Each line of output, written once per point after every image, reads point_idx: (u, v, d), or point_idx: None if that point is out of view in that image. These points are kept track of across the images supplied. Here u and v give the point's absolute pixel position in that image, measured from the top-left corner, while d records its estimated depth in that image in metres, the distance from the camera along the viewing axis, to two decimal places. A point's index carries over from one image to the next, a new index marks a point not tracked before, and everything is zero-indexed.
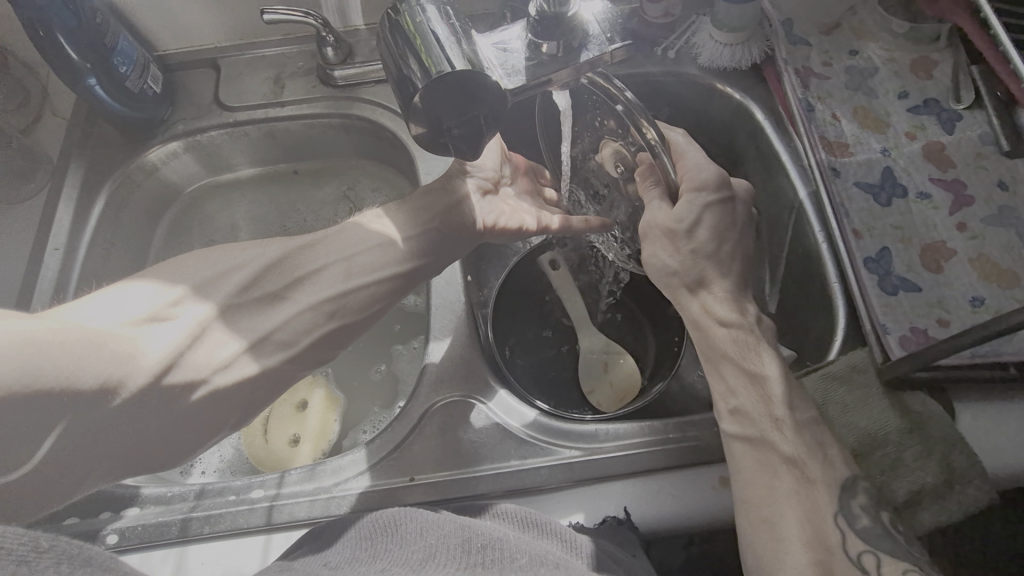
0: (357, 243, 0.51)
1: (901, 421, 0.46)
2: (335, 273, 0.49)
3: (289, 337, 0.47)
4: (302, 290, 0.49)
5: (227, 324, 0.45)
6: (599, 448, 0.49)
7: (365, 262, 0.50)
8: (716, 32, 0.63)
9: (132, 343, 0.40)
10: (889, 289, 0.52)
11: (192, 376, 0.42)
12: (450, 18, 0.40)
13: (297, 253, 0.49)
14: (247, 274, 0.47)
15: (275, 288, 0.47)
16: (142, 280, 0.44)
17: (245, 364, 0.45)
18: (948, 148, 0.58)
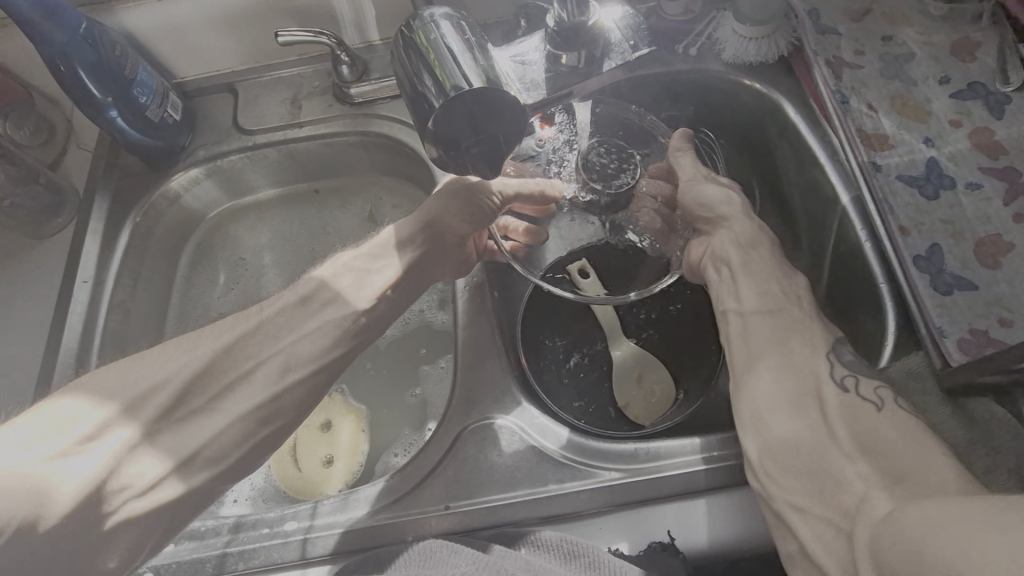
0: (293, 330, 0.48)
1: (965, 431, 0.44)
2: (272, 371, 0.46)
3: (219, 453, 0.43)
4: (268, 362, 0.47)
5: (156, 442, 0.41)
6: (640, 468, 0.47)
7: (303, 354, 0.48)
8: (739, 26, 0.61)
9: (42, 481, 0.36)
10: (943, 288, 0.49)
11: (112, 504, 0.39)
12: (465, 32, 0.39)
13: (276, 315, 0.49)
14: (168, 395, 0.42)
15: (202, 403, 0.43)
16: (48, 406, 0.40)
17: (161, 491, 0.41)
18: (999, 134, 0.55)
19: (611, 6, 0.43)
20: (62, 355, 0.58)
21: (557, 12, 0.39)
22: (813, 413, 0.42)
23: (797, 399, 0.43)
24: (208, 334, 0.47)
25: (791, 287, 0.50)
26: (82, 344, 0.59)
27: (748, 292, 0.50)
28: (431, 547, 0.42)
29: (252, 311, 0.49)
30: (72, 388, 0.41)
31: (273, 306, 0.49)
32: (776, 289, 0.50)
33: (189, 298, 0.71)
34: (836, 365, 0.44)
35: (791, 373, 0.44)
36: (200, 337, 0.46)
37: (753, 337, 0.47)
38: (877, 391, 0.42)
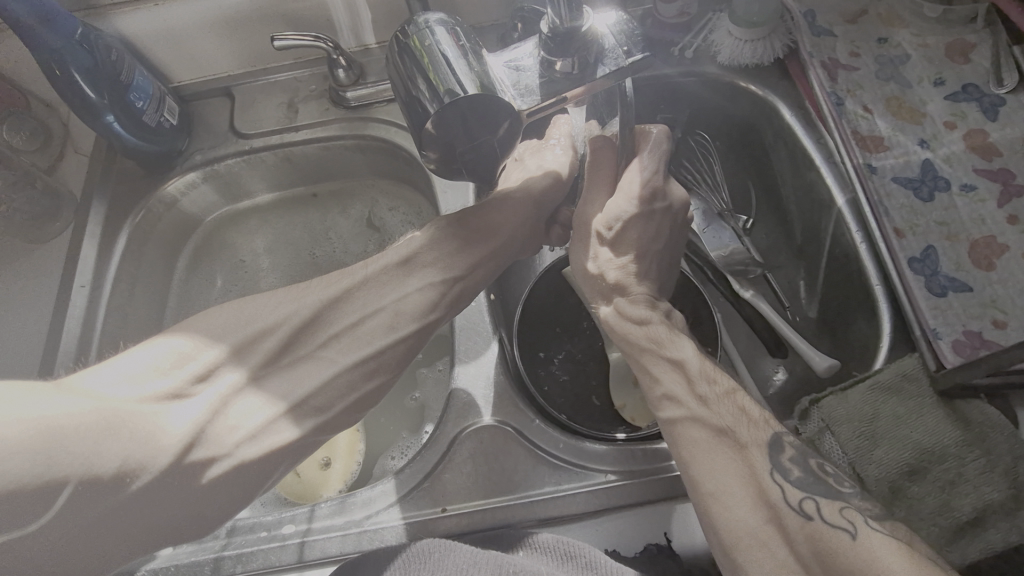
0: (395, 288, 0.48)
1: (959, 433, 0.43)
2: (379, 324, 0.46)
3: (324, 402, 0.43)
4: (378, 313, 0.46)
5: (260, 386, 0.42)
6: (637, 471, 0.47)
7: (410, 309, 0.47)
8: (735, 28, 0.61)
9: (154, 420, 0.37)
10: (938, 290, 0.49)
11: (213, 451, 0.38)
12: (460, 38, 0.39)
13: (382, 272, 0.48)
14: (277, 339, 0.43)
15: (306, 351, 0.44)
16: (165, 341, 0.41)
17: (274, 434, 0.41)
18: (993, 136, 0.55)
19: (606, 12, 0.43)
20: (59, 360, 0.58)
21: (551, 17, 0.38)
22: (779, 549, 0.35)
23: (758, 532, 0.36)
24: (315, 286, 0.47)
25: (678, 350, 0.44)
26: (79, 349, 0.59)
27: (659, 396, 0.43)
28: (429, 546, 0.42)
29: (357, 267, 0.49)
30: (180, 329, 0.42)
31: (378, 262, 0.49)
32: (674, 365, 0.44)
33: (187, 302, 0.71)
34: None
35: (734, 488, 0.38)
36: (308, 287, 0.47)
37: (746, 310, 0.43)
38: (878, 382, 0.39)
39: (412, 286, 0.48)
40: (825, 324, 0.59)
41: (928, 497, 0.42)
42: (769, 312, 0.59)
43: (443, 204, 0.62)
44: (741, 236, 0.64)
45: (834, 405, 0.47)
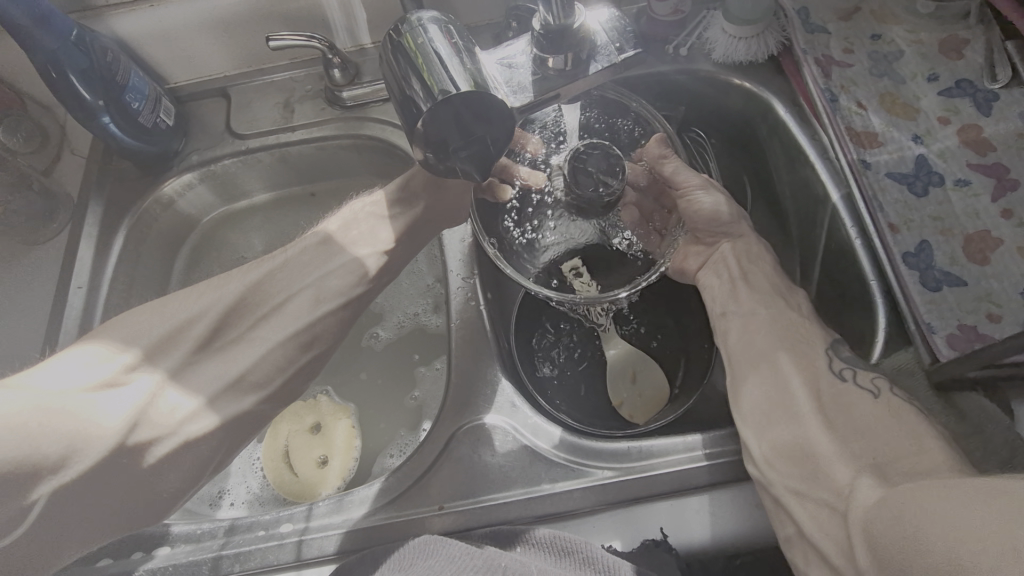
0: (317, 268, 0.52)
1: (956, 427, 0.43)
2: (302, 301, 0.50)
3: (261, 378, 0.47)
4: (302, 291, 0.50)
5: (185, 378, 0.45)
6: (634, 466, 0.47)
7: (330, 287, 0.51)
8: (728, 26, 0.61)
9: (87, 413, 0.39)
10: (932, 285, 0.49)
11: (155, 432, 0.42)
12: (452, 36, 0.39)
13: (301, 254, 0.52)
14: (207, 324, 0.46)
15: (238, 333, 0.48)
16: (94, 345, 0.44)
17: (199, 422, 0.44)
18: (986, 131, 0.55)
19: (597, 9, 0.43)
20: None
21: (542, 16, 0.39)
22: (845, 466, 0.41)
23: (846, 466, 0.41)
24: (239, 272, 0.51)
25: (794, 301, 0.54)
26: None
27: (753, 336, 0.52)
28: (422, 542, 0.42)
29: (276, 253, 0.52)
30: (97, 338, 0.45)
31: (297, 246, 0.53)
32: (776, 310, 0.52)
33: None
34: (837, 358, 0.48)
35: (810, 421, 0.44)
36: (231, 275, 0.50)
37: (752, 329, 0.52)
38: (874, 380, 0.45)
39: (338, 263, 0.52)
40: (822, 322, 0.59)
41: None
42: None
43: None
44: None
45: None
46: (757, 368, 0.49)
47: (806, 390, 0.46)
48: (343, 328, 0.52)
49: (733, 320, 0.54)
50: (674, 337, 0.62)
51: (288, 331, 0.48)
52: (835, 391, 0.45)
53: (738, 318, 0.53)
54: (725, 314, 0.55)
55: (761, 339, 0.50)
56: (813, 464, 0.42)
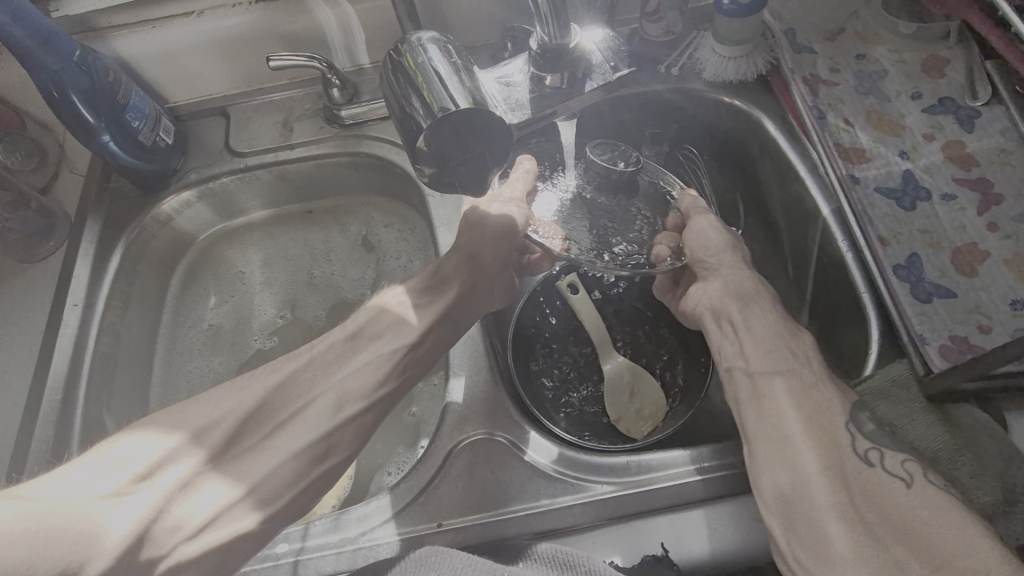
0: (340, 366, 0.48)
1: (950, 437, 0.44)
2: (320, 410, 0.46)
3: (271, 492, 0.42)
4: (325, 394, 0.47)
5: (221, 468, 0.42)
6: (633, 481, 0.47)
7: (354, 389, 0.48)
8: (718, 46, 0.63)
9: (96, 521, 0.36)
10: (923, 296, 0.50)
11: (156, 551, 0.38)
12: (451, 55, 0.40)
13: (330, 350, 0.50)
14: (226, 430, 0.43)
15: (255, 442, 0.43)
16: (140, 433, 0.41)
17: (233, 521, 0.41)
18: (970, 147, 0.57)
19: (593, 29, 0.44)
20: (51, 379, 0.58)
21: (539, 35, 0.40)
22: (870, 551, 0.37)
23: (858, 539, 0.38)
24: (264, 371, 0.47)
25: (801, 346, 0.48)
26: (71, 367, 0.58)
27: (748, 379, 0.48)
28: (426, 552, 0.42)
29: (304, 348, 0.50)
30: (127, 433, 0.42)
31: (326, 342, 0.50)
32: (785, 354, 0.48)
33: (179, 320, 0.71)
34: (857, 437, 0.43)
35: (818, 484, 0.41)
36: (256, 374, 0.47)
37: (767, 406, 0.45)
38: (905, 465, 0.42)
39: (363, 360, 0.49)
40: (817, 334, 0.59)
41: None
42: None
43: (435, 219, 0.63)
44: None
45: None
46: (773, 441, 0.43)
47: (828, 474, 0.41)
48: (360, 364, 0.49)
49: (746, 386, 0.48)
50: (670, 352, 0.63)
51: (306, 441, 0.44)
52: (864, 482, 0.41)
53: (743, 374, 0.48)
54: (761, 389, 0.47)
55: (780, 419, 0.44)
56: (836, 562, 0.38)
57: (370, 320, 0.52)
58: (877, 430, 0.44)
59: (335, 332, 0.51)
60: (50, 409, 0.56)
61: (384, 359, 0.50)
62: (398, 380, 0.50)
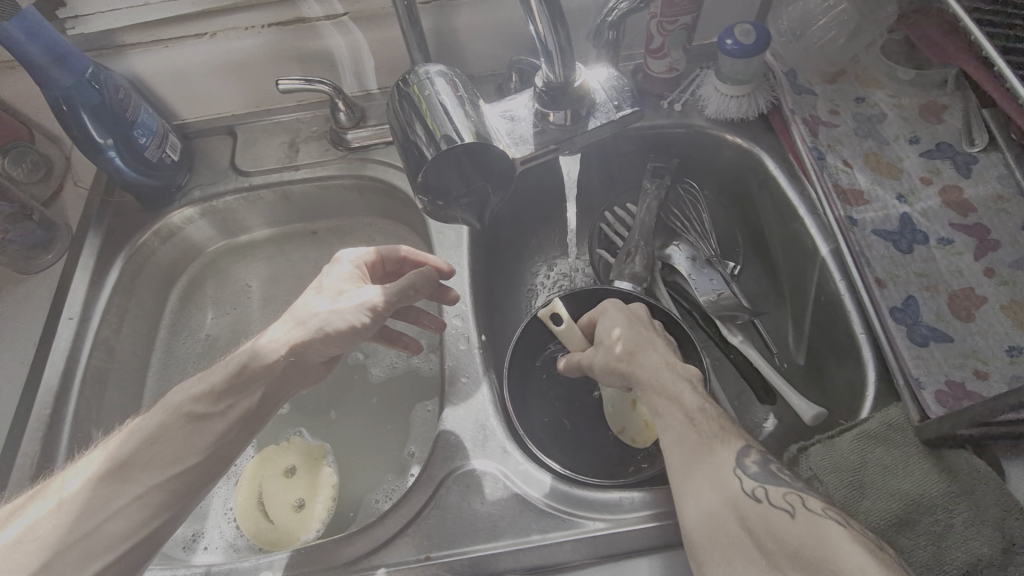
0: (149, 475, 0.42)
1: (947, 483, 0.43)
2: (119, 523, 0.41)
3: (99, 548, 0.40)
4: (114, 519, 0.41)
5: None
6: (628, 518, 0.46)
7: (111, 533, 0.40)
8: (721, 84, 0.64)
9: None
10: (919, 340, 0.50)
11: None
12: (457, 88, 0.42)
13: (134, 456, 0.43)
14: (28, 528, 0.40)
15: (58, 543, 0.39)
16: None
17: None
18: (967, 192, 0.58)
19: (597, 68, 0.46)
20: (40, 393, 0.57)
21: (545, 72, 0.42)
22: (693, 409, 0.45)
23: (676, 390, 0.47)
24: (118, 445, 0.44)
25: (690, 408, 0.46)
26: (63, 380, 0.58)
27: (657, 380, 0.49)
28: None
29: (150, 419, 0.45)
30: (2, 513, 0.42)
31: (137, 435, 0.44)
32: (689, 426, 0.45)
33: (174, 335, 0.70)
34: None
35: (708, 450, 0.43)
36: (116, 445, 0.44)
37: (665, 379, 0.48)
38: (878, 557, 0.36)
39: (172, 468, 0.43)
40: (811, 371, 0.60)
41: (918, 550, 0.41)
42: (759, 362, 0.60)
43: (437, 245, 0.62)
44: (730, 282, 0.65)
45: (822, 453, 0.46)
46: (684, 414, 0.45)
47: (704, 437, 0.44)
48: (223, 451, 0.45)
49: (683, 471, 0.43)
50: None
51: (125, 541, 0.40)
52: (769, 536, 0.38)
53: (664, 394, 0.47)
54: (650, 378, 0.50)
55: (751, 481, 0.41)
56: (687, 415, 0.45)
57: (197, 415, 0.45)
58: (762, 470, 0.41)
59: (148, 424, 0.45)
60: (37, 426, 0.55)
61: (181, 477, 0.43)
62: (189, 497, 0.43)
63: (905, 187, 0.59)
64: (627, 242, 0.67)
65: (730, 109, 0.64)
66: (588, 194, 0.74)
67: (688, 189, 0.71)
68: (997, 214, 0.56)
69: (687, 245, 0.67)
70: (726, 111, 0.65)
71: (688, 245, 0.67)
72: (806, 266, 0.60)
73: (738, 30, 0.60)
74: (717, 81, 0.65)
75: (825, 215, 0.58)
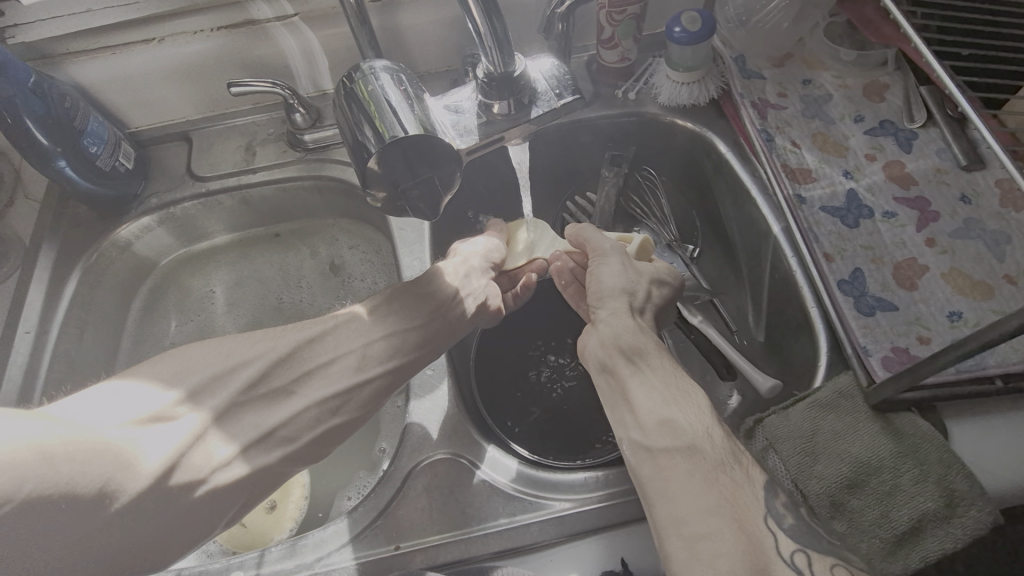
0: (361, 334, 0.50)
1: (893, 445, 0.45)
2: (343, 367, 0.48)
3: (292, 433, 0.45)
4: (347, 354, 0.49)
5: (224, 425, 0.43)
6: (592, 497, 0.47)
7: (375, 352, 0.50)
8: (672, 72, 0.65)
9: (129, 452, 0.37)
10: (866, 310, 0.52)
11: (191, 477, 0.40)
12: (402, 83, 0.42)
13: (346, 322, 0.51)
14: (252, 372, 0.45)
15: (281, 384, 0.46)
16: (144, 381, 0.42)
17: (230, 469, 0.42)
18: (909, 166, 0.60)
19: (540, 59, 0.47)
20: None
21: (486, 64, 0.42)
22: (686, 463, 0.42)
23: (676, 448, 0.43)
24: (291, 329, 0.50)
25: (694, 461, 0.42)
26: (20, 396, 0.57)
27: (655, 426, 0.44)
28: None
29: (327, 316, 0.52)
30: (129, 381, 0.42)
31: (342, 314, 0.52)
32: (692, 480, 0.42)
33: (137, 345, 0.69)
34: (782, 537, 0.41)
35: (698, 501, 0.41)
36: (283, 330, 0.49)
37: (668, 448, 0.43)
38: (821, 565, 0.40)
39: (381, 329, 0.51)
40: (769, 346, 0.62)
41: (868, 509, 0.43)
42: (718, 340, 0.62)
43: (399, 241, 0.62)
44: (690, 264, 0.68)
45: (777, 424, 0.47)
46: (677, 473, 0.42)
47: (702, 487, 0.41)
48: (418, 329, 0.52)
49: (646, 463, 0.43)
50: None
51: (356, 381, 0.48)
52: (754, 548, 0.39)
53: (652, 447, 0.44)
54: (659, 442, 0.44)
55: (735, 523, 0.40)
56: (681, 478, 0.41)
57: (390, 299, 0.53)
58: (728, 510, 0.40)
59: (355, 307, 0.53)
60: None
61: (400, 333, 0.51)
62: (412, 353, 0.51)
63: (849, 164, 0.61)
64: None
65: (681, 98, 0.66)
66: (549, 185, 0.75)
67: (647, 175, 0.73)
68: (937, 186, 0.58)
69: (647, 231, 0.71)
70: (677, 98, 0.66)
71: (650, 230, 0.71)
72: (759, 246, 0.62)
73: (685, 18, 0.61)
74: (668, 69, 0.66)
75: (775, 194, 0.60)
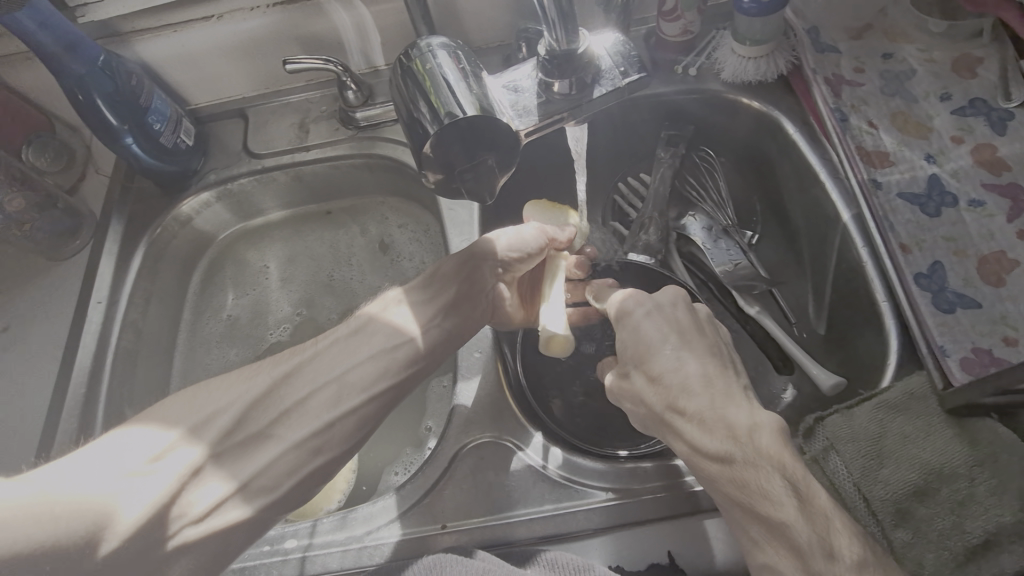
0: (348, 359, 0.47)
1: (971, 453, 0.42)
2: (322, 400, 0.45)
3: (270, 481, 0.41)
4: (325, 386, 0.45)
5: (220, 467, 0.40)
6: (639, 489, 0.46)
7: (356, 380, 0.46)
8: (738, 46, 0.61)
9: (112, 505, 0.36)
10: (945, 307, 0.48)
11: (181, 521, 0.38)
12: (461, 61, 0.41)
13: (332, 346, 0.48)
14: (228, 418, 0.42)
15: (260, 428, 0.42)
16: (139, 426, 0.41)
17: (226, 511, 0.40)
18: (1002, 150, 0.54)
19: (605, 34, 0.45)
20: (74, 374, 0.60)
21: (549, 41, 0.40)
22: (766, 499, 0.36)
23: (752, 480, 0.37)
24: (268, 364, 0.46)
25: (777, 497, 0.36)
26: (94, 361, 0.60)
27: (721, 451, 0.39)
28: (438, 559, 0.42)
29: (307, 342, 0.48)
30: (118, 432, 0.40)
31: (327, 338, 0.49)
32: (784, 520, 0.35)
33: (198, 317, 0.72)
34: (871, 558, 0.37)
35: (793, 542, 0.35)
36: (260, 366, 0.46)
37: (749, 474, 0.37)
38: None
39: (364, 354, 0.47)
40: (831, 340, 0.59)
41: (937, 519, 0.41)
42: (776, 331, 0.59)
43: (448, 221, 0.62)
44: (747, 250, 0.65)
45: (840, 423, 0.45)
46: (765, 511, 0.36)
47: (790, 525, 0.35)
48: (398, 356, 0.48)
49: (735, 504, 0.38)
50: None
51: (337, 415, 0.44)
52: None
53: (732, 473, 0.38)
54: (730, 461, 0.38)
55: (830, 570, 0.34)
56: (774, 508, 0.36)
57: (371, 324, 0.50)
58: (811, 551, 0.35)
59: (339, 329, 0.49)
60: (73, 406, 0.58)
61: (386, 358, 0.48)
62: (395, 377, 0.47)
63: (934, 147, 0.56)
64: (641, 213, 0.67)
65: (746, 74, 0.62)
66: (601, 166, 0.73)
67: (705, 156, 0.69)
68: None
69: (703, 215, 0.67)
70: (742, 74, 0.62)
71: (704, 215, 0.67)
72: (825, 233, 0.59)
73: None
74: (733, 43, 0.62)
75: (847, 179, 0.56)
